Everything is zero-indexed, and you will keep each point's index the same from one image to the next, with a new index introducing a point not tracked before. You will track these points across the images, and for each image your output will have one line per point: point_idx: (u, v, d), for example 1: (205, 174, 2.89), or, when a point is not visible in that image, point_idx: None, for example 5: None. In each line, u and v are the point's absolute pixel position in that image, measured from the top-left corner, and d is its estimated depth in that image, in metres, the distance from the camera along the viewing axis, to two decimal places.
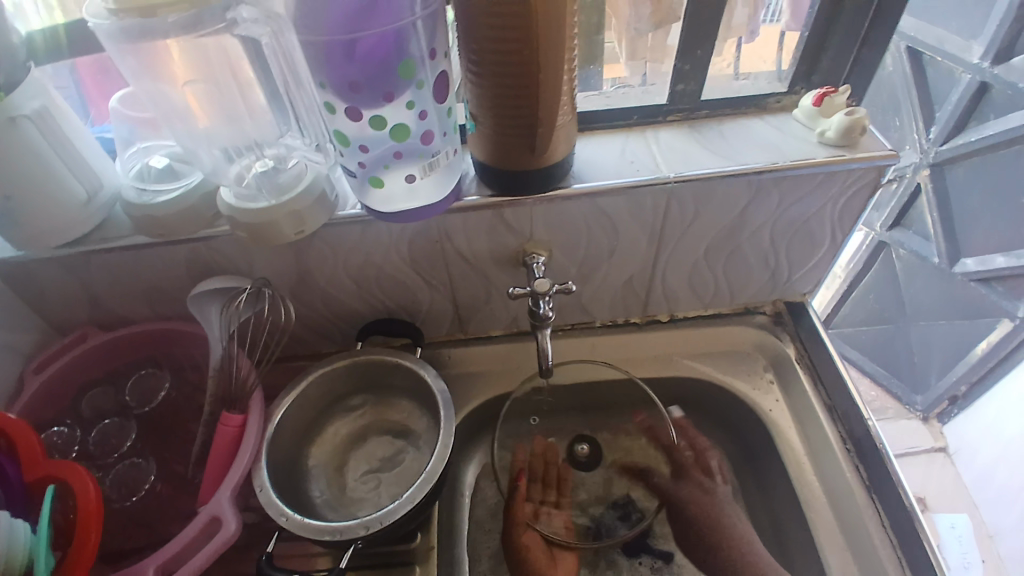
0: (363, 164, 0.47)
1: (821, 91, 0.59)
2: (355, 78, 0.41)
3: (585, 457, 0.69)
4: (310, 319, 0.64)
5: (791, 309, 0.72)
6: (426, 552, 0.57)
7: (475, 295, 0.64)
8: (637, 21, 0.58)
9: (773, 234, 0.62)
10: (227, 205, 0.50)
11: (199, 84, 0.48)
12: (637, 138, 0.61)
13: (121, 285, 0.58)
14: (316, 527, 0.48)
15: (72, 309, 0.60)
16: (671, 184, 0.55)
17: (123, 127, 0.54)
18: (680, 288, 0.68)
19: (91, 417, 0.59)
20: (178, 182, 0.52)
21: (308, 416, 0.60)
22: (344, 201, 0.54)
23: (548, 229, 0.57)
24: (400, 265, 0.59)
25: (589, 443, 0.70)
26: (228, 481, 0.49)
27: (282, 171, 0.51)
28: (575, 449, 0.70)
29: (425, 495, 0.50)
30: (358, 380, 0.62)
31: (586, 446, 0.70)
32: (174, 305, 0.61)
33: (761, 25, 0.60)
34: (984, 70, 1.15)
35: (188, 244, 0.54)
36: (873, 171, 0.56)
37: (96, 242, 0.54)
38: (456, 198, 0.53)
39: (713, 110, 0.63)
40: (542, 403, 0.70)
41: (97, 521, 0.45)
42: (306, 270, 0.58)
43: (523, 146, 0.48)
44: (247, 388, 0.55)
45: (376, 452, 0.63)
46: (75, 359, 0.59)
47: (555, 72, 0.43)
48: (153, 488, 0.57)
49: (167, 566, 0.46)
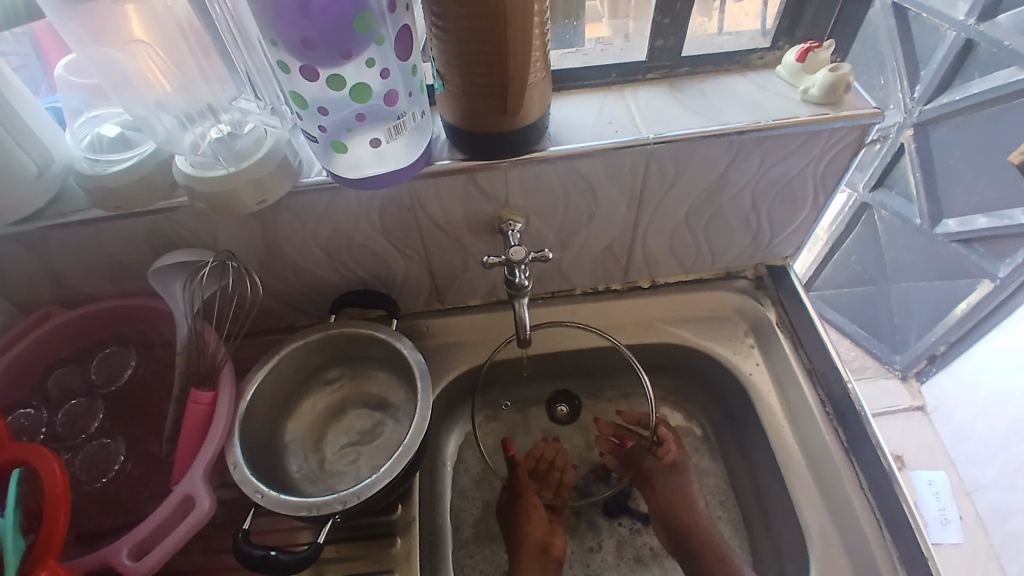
0: (323, 128, 0.44)
1: (804, 46, 0.57)
2: (309, 34, 0.38)
3: (566, 416, 0.71)
4: (280, 291, 0.62)
5: (772, 272, 0.72)
6: (407, 524, 0.56)
7: (451, 264, 0.62)
8: None
9: (755, 196, 0.61)
10: (183, 173, 0.48)
11: (147, 46, 0.44)
12: (615, 98, 0.58)
13: (82, 261, 0.56)
14: (291, 503, 0.47)
15: (32, 288, 0.58)
16: (650, 146, 0.53)
17: (73, 97, 0.51)
18: (661, 253, 0.67)
19: (59, 398, 0.58)
20: (133, 152, 0.49)
21: (283, 391, 0.58)
22: (308, 167, 0.52)
23: (523, 193, 0.55)
24: (371, 234, 0.57)
25: (565, 400, 0.71)
26: (199, 461, 0.48)
27: (238, 137, 0.49)
28: (553, 408, 0.71)
29: (403, 468, 0.49)
30: (333, 353, 0.60)
31: (564, 404, 0.71)
32: (138, 281, 0.59)
33: None
34: (970, 27, 1.10)
35: (147, 216, 0.51)
36: (857, 129, 0.55)
37: (51, 217, 0.51)
38: (427, 162, 0.51)
39: (694, 67, 0.60)
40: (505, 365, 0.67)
41: (65, 504, 0.43)
42: (273, 240, 0.56)
43: (495, 107, 0.46)
44: (216, 365, 0.53)
45: (354, 425, 0.62)
46: (39, 340, 0.56)
47: (522, 26, 0.41)
48: (123, 469, 0.56)
49: (144, 545, 0.45)
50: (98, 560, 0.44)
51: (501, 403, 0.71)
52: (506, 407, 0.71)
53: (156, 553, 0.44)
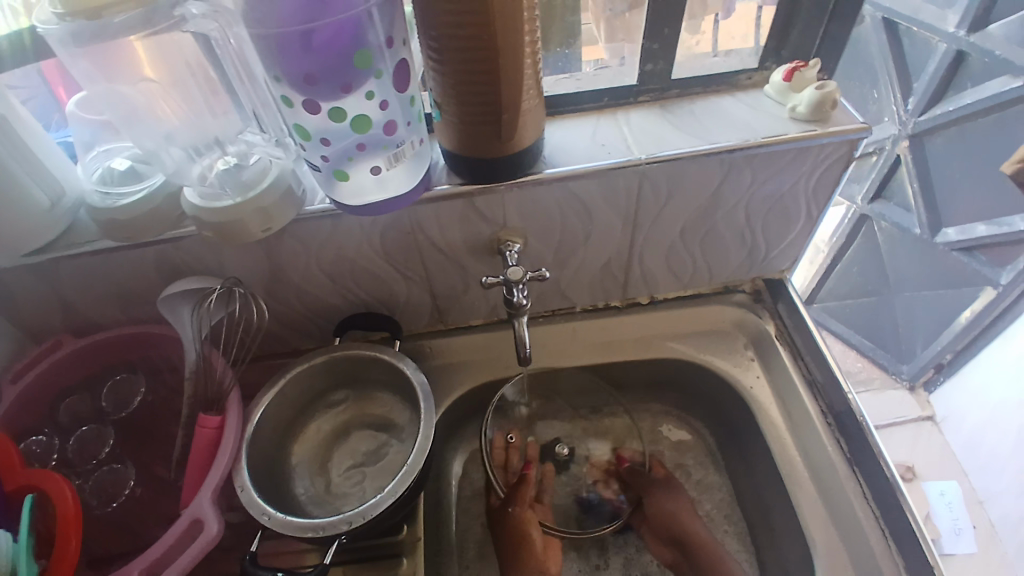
0: (326, 158, 0.46)
1: (791, 65, 0.58)
2: (311, 69, 0.40)
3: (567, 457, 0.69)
4: (285, 316, 0.63)
5: (771, 286, 0.73)
6: (413, 544, 0.55)
7: (453, 286, 0.63)
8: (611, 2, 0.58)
9: (748, 212, 0.62)
10: (192, 205, 0.49)
11: (153, 83, 0.47)
12: (608, 121, 0.60)
13: (91, 290, 0.57)
14: (298, 524, 0.47)
15: (44, 317, 0.59)
16: (643, 166, 0.54)
17: (84, 130, 0.52)
18: (659, 269, 0.68)
19: (69, 424, 0.57)
20: (143, 184, 0.51)
21: (289, 414, 0.59)
22: (312, 195, 0.53)
23: (521, 215, 0.56)
24: (373, 258, 0.58)
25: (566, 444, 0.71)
26: (207, 484, 0.48)
27: (244, 168, 0.51)
28: (555, 449, 0.70)
29: (405, 487, 0.50)
30: (337, 376, 0.61)
31: (565, 446, 0.70)
32: (145, 308, 0.60)
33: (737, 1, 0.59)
34: (960, 39, 1.12)
35: (154, 246, 0.53)
36: (846, 144, 0.56)
37: (63, 248, 0.52)
38: (426, 187, 0.52)
39: (685, 89, 0.62)
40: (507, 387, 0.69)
41: (76, 528, 0.43)
42: (278, 266, 0.57)
43: (490, 133, 0.47)
44: (224, 389, 0.54)
45: (359, 447, 0.62)
46: (50, 369, 0.56)
47: (515, 59, 0.42)
48: (133, 493, 0.56)
49: (152, 569, 0.45)
50: None
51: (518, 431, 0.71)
52: (512, 441, 0.67)
53: (171, 570, 0.44)
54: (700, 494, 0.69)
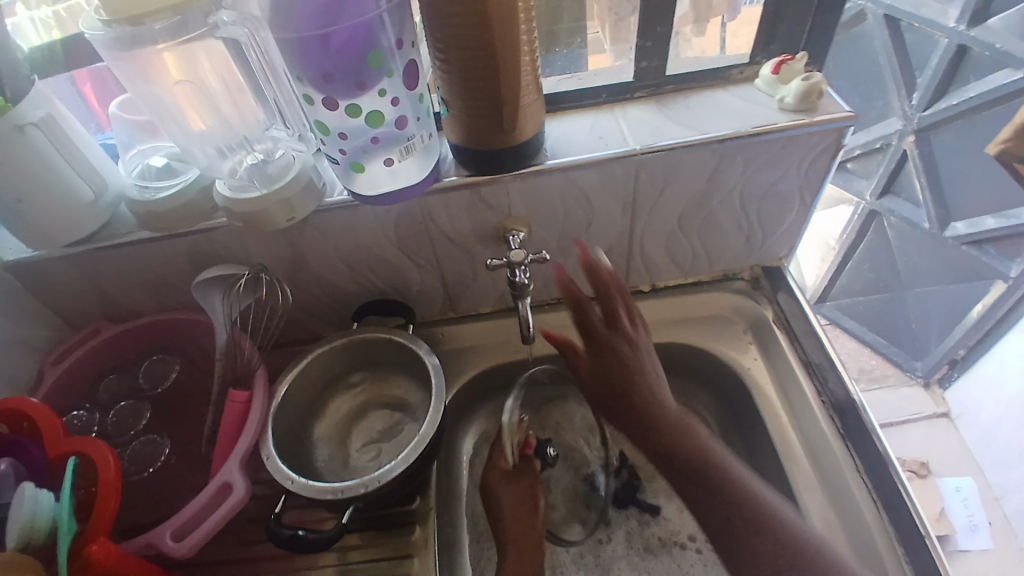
0: (343, 150, 0.51)
1: (779, 59, 0.62)
2: (328, 69, 0.45)
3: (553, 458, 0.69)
4: (306, 303, 0.67)
5: (769, 272, 0.76)
6: (426, 513, 0.59)
7: (463, 273, 0.67)
8: (617, 6, 0.62)
9: (742, 199, 0.65)
10: (223, 197, 0.54)
11: (188, 84, 0.52)
12: (606, 115, 0.64)
13: (128, 280, 0.61)
14: (319, 488, 0.51)
15: (84, 306, 0.63)
16: (639, 156, 0.58)
17: (123, 131, 0.58)
18: (658, 256, 0.71)
19: (107, 401, 0.62)
20: (177, 179, 0.56)
21: (310, 393, 0.63)
22: (331, 188, 0.58)
23: (525, 204, 0.60)
24: (387, 246, 0.62)
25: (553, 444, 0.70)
26: (236, 453, 0.52)
27: (270, 162, 0.56)
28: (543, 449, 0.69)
29: (418, 455, 0.53)
30: (356, 358, 0.65)
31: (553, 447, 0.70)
32: (175, 297, 0.64)
33: (743, 5, 0.62)
34: (960, 34, 1.14)
35: (186, 236, 0.57)
36: (833, 133, 0.59)
37: (103, 239, 0.57)
38: (436, 178, 0.56)
39: (679, 84, 0.65)
40: (515, 370, 0.72)
41: (114, 493, 0.46)
42: (302, 255, 0.61)
43: (492, 124, 0.51)
44: (251, 366, 0.58)
45: (376, 425, 0.66)
46: (88, 352, 0.61)
47: (511, 58, 0.46)
48: (168, 462, 0.60)
49: (182, 529, 0.49)
50: (143, 543, 0.48)
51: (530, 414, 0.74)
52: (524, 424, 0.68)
53: (197, 533, 0.48)
54: None
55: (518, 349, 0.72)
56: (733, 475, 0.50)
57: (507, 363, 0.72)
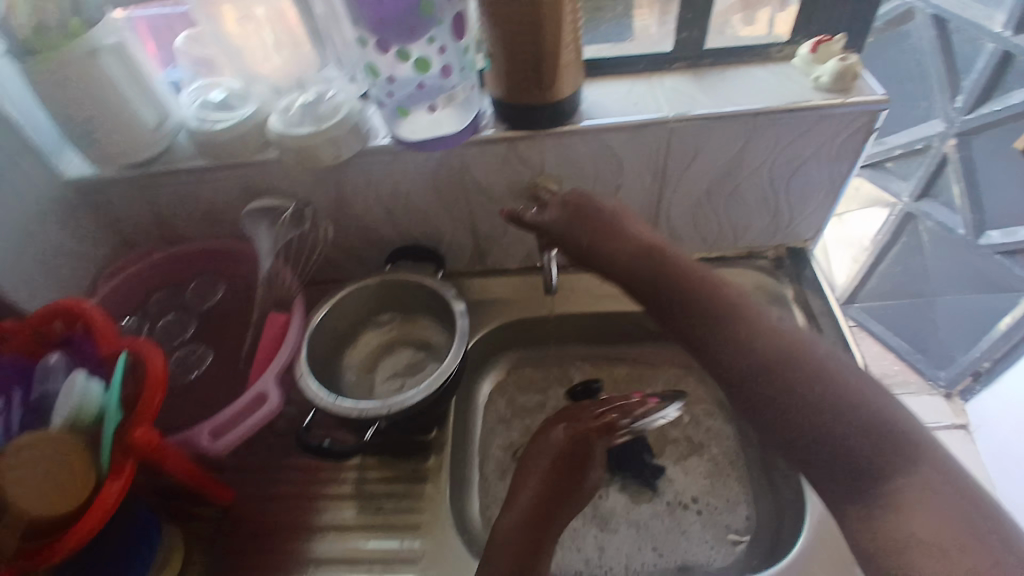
0: (391, 93, 0.55)
1: (818, 39, 0.63)
2: (381, 16, 0.49)
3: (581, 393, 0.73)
4: (342, 245, 0.71)
5: (793, 254, 0.77)
6: (440, 446, 0.63)
7: (493, 228, 0.70)
8: None
9: (770, 175, 0.66)
10: (276, 129, 0.58)
11: (248, 23, 0.59)
12: (643, 83, 0.65)
13: (181, 207, 0.66)
14: (345, 407, 0.55)
15: (140, 229, 0.68)
16: (671, 123, 0.60)
17: (188, 67, 0.62)
18: (683, 227, 0.73)
19: (156, 312, 0.67)
20: (233, 114, 0.58)
21: (343, 327, 0.68)
22: (376, 133, 0.61)
23: (558, 163, 0.63)
24: (424, 194, 0.65)
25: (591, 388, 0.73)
26: (272, 368, 0.57)
27: (321, 102, 0.58)
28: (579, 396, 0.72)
29: (438, 388, 0.57)
30: (387, 298, 0.69)
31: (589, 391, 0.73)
32: (222, 227, 0.68)
33: None
34: (1007, 40, 1.11)
35: (239, 168, 0.61)
36: (865, 116, 0.61)
37: (163, 165, 0.61)
38: (474, 131, 0.59)
39: (717, 58, 0.67)
40: (535, 326, 0.75)
41: (162, 387, 0.51)
42: (344, 197, 0.65)
43: (532, 81, 0.54)
44: (289, 289, 0.64)
45: (400, 362, 0.70)
46: (140, 269, 0.66)
47: (553, 17, 0.49)
48: (207, 370, 0.65)
49: (220, 429, 0.54)
50: (183, 439, 0.53)
51: (547, 369, 0.77)
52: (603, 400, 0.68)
53: (235, 433, 0.53)
54: (709, 441, 0.72)
55: (540, 306, 0.75)
56: (728, 306, 0.55)
57: (528, 319, 0.74)
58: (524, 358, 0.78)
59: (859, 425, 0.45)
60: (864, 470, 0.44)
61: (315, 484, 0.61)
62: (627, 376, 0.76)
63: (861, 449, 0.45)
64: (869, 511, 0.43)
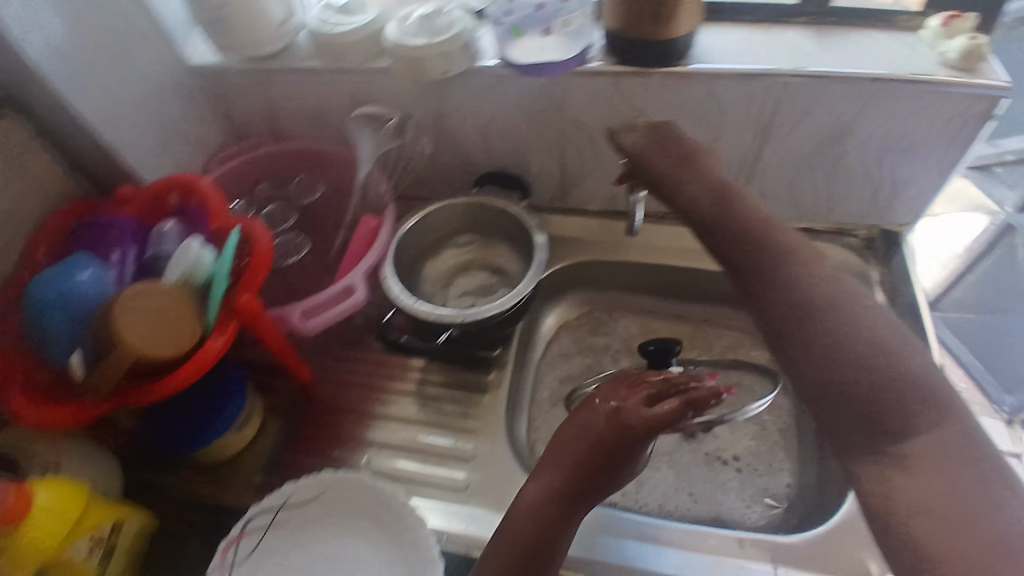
0: (511, 12, 0.62)
1: (950, 13, 0.60)
2: None
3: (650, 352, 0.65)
4: (434, 163, 0.73)
5: (885, 236, 0.74)
6: (503, 363, 0.66)
7: (583, 165, 0.71)
8: None
9: (876, 148, 0.64)
10: (392, 38, 0.60)
11: None
12: (761, 33, 0.64)
13: (292, 106, 0.69)
14: (424, 310, 0.58)
15: (251, 121, 0.72)
16: (785, 78, 0.59)
17: None
18: (774, 192, 0.71)
19: (262, 200, 0.72)
20: (355, 18, 0.61)
21: (426, 240, 0.71)
22: (484, 53, 0.63)
23: (660, 107, 0.62)
24: (520, 121, 0.66)
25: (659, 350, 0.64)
26: (361, 264, 0.60)
27: (439, 15, 0.60)
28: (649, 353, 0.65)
29: (512, 305, 0.59)
30: (471, 219, 0.71)
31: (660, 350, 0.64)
32: (325, 130, 0.72)
33: None
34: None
35: (351, 73, 0.64)
36: (987, 100, 0.58)
37: (281, 61, 0.65)
38: (581, 62, 0.60)
39: (843, 18, 0.64)
40: (606, 269, 0.76)
41: (264, 268, 0.55)
42: (444, 114, 0.67)
43: (650, 14, 0.54)
44: (382, 199, 0.70)
45: (474, 282, 0.73)
46: (243, 162, 0.70)
47: None
48: (301, 260, 0.69)
49: (310, 312, 0.58)
50: (276, 316, 0.57)
51: (611, 314, 0.78)
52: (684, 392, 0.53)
53: (324, 318, 0.57)
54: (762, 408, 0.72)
55: (615, 249, 0.76)
56: (788, 247, 0.49)
57: (601, 262, 0.75)
58: (591, 299, 0.79)
59: (890, 383, 0.39)
60: (884, 430, 0.39)
61: (382, 379, 0.65)
62: (691, 333, 0.76)
63: (884, 406, 0.39)
64: (882, 470, 0.38)
